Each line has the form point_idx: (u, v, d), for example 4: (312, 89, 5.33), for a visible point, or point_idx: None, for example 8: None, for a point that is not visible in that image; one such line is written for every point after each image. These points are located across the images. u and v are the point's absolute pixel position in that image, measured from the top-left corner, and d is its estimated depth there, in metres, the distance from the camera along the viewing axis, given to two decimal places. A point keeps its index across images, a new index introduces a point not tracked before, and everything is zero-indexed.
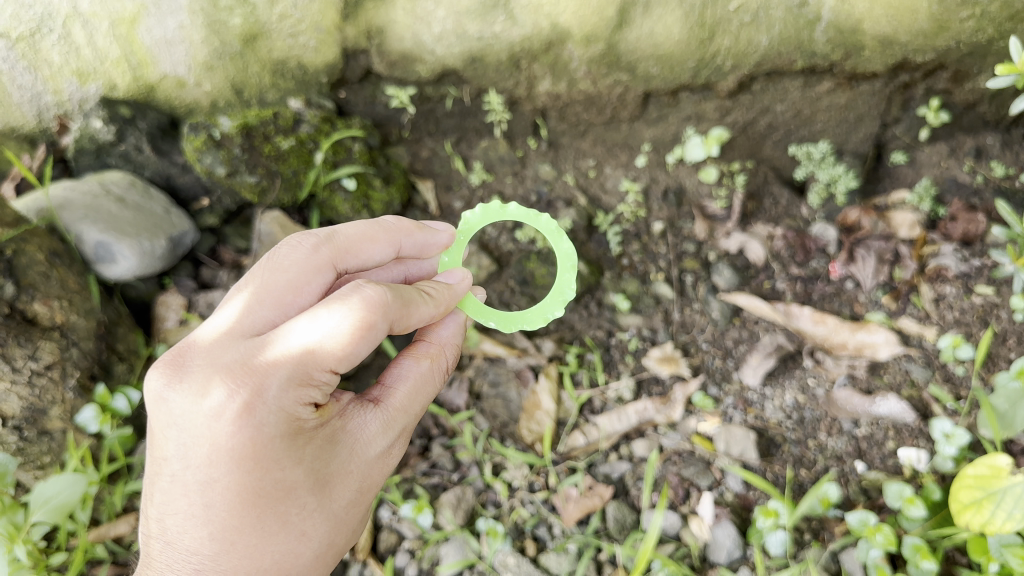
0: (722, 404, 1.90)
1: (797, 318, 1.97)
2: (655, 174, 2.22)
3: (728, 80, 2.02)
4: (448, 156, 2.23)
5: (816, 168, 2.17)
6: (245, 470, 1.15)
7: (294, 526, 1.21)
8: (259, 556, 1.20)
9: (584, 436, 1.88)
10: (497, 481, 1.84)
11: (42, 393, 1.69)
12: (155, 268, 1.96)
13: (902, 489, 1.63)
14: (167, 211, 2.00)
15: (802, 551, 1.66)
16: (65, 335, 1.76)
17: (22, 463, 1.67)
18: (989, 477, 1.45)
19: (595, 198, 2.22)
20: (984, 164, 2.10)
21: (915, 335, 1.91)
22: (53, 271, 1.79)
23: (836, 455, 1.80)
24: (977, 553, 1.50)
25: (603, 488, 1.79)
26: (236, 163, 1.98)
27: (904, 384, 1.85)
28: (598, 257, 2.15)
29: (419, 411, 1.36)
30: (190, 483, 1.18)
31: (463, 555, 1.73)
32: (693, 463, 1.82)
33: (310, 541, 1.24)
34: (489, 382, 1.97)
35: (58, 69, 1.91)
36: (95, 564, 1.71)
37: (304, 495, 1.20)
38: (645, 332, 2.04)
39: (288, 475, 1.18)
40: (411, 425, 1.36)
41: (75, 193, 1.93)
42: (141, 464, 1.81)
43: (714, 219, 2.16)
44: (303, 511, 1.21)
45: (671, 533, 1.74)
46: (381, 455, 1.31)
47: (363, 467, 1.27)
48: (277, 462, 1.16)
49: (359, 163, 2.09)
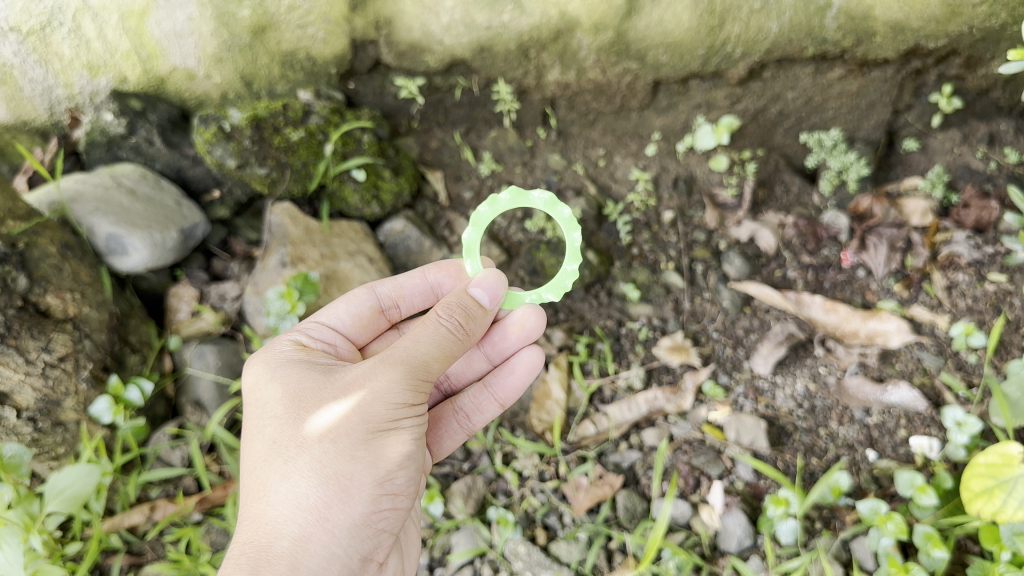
0: (732, 393, 1.91)
1: (808, 307, 1.97)
2: (665, 162, 2.21)
3: (738, 68, 2.01)
4: (457, 146, 2.23)
5: (828, 155, 2.16)
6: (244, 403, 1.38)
7: (264, 434, 1.29)
8: (247, 474, 1.29)
9: (595, 425, 1.88)
10: (508, 470, 1.85)
11: (56, 384, 1.71)
12: (167, 260, 1.96)
13: (914, 478, 1.62)
14: (178, 203, 2.01)
15: (813, 540, 1.66)
16: (78, 327, 1.77)
17: (37, 454, 1.68)
18: (1000, 465, 1.44)
19: (605, 187, 2.22)
20: (997, 151, 2.08)
21: (927, 323, 1.89)
22: (65, 263, 1.81)
23: (847, 444, 1.80)
24: (989, 541, 1.49)
25: (613, 477, 1.80)
26: (246, 155, 1.98)
27: (916, 372, 1.84)
28: (608, 246, 2.15)
29: (404, 340, 1.27)
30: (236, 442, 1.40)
31: (473, 544, 1.74)
32: (703, 452, 1.82)
33: (281, 450, 1.25)
34: None
35: (68, 63, 1.92)
36: (111, 552, 1.74)
37: (272, 405, 1.31)
38: (655, 322, 2.04)
39: (262, 392, 1.34)
40: (398, 352, 1.25)
41: (87, 186, 1.94)
42: (154, 455, 1.82)
43: (725, 208, 2.16)
44: (271, 419, 1.29)
45: (681, 521, 1.74)
46: (358, 376, 1.26)
47: (336, 384, 1.28)
48: (255, 388, 1.37)
49: (369, 154, 2.08)
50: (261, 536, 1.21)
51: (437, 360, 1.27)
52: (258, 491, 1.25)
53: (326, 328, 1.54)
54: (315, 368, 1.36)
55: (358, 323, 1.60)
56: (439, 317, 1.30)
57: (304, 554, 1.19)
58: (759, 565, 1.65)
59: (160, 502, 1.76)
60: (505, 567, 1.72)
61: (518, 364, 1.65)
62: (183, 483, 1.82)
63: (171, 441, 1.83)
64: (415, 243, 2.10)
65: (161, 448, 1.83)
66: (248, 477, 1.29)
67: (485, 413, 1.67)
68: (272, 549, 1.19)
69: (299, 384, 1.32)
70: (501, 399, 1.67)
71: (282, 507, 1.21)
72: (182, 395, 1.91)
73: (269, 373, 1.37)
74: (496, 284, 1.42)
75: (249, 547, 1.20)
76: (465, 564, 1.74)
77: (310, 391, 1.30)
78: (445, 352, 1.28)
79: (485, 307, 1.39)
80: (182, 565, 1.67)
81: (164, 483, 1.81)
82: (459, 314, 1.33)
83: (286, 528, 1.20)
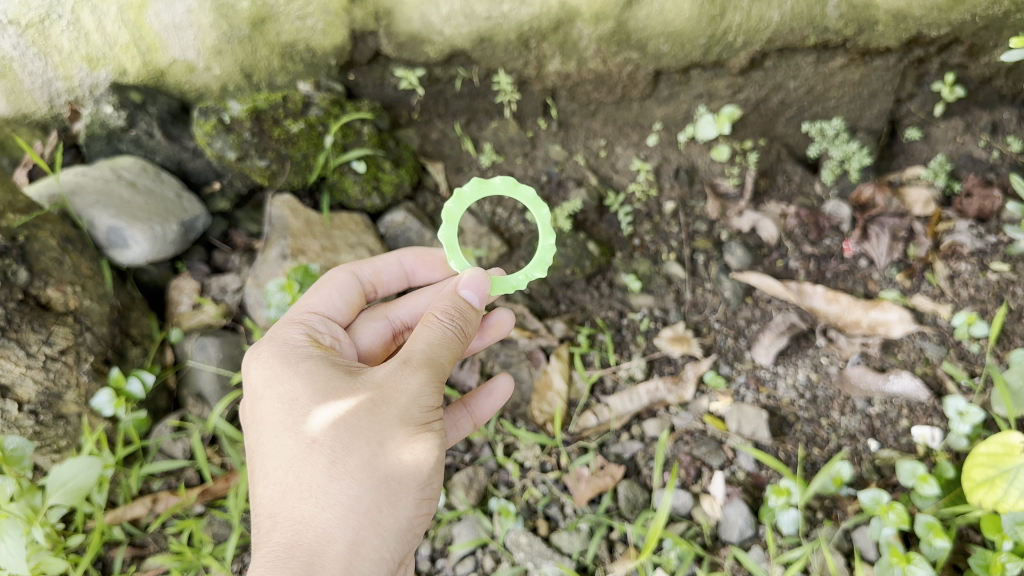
0: (734, 383, 1.91)
1: (810, 297, 1.97)
2: (667, 153, 2.20)
3: (740, 57, 2.00)
4: (458, 138, 2.22)
5: (830, 145, 2.15)
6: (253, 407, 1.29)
7: (302, 431, 1.20)
8: (282, 474, 1.20)
9: (596, 416, 1.89)
10: (509, 461, 1.84)
11: (57, 377, 1.70)
12: (168, 253, 1.96)
13: (915, 468, 1.61)
14: (179, 195, 1.99)
15: (814, 530, 1.67)
16: (78, 320, 1.77)
17: (39, 447, 1.67)
18: (1002, 455, 1.43)
19: (606, 178, 2.22)
20: (1001, 139, 2.07)
21: (929, 312, 1.90)
22: (65, 256, 1.80)
23: (849, 434, 1.80)
24: (991, 531, 1.49)
25: (614, 468, 1.80)
26: (246, 147, 1.97)
27: (918, 362, 1.84)
28: (609, 237, 2.15)
29: (420, 341, 1.24)
30: (250, 442, 1.28)
31: (475, 534, 1.74)
32: (704, 443, 1.82)
33: (318, 456, 1.17)
34: (501, 363, 1.97)
35: (68, 55, 1.92)
36: (113, 545, 1.72)
37: (307, 403, 1.23)
38: (656, 312, 2.04)
39: (288, 388, 1.25)
40: (422, 352, 1.23)
41: (87, 178, 1.94)
42: (156, 447, 1.82)
43: (727, 198, 2.15)
44: (306, 417, 1.21)
45: (682, 512, 1.75)
46: (384, 380, 1.21)
47: (366, 380, 1.23)
48: (275, 379, 1.28)
49: (369, 145, 2.07)
50: (309, 540, 1.14)
51: (449, 360, 1.26)
52: (302, 491, 1.17)
53: (326, 319, 1.47)
54: (335, 365, 1.30)
55: (350, 309, 1.55)
56: (442, 319, 1.28)
57: (356, 558, 1.14)
58: (760, 555, 1.65)
59: (162, 494, 1.75)
60: (506, 558, 1.71)
61: (493, 388, 1.63)
62: (185, 475, 1.81)
63: (172, 434, 1.82)
64: (415, 235, 2.09)
65: (163, 441, 1.82)
66: (282, 477, 1.19)
67: (460, 429, 1.63)
68: (325, 552, 1.13)
69: (327, 383, 1.25)
70: (476, 418, 1.64)
71: (330, 513, 1.14)
72: (184, 387, 1.90)
73: (288, 367, 1.28)
74: (483, 283, 1.39)
75: (297, 552, 1.13)
76: (466, 556, 1.73)
77: (337, 390, 1.23)
78: (453, 352, 1.28)
79: (476, 308, 1.37)
80: (184, 557, 1.66)
81: (166, 475, 1.81)
82: (458, 318, 1.31)
83: (375, 534, 1.16)
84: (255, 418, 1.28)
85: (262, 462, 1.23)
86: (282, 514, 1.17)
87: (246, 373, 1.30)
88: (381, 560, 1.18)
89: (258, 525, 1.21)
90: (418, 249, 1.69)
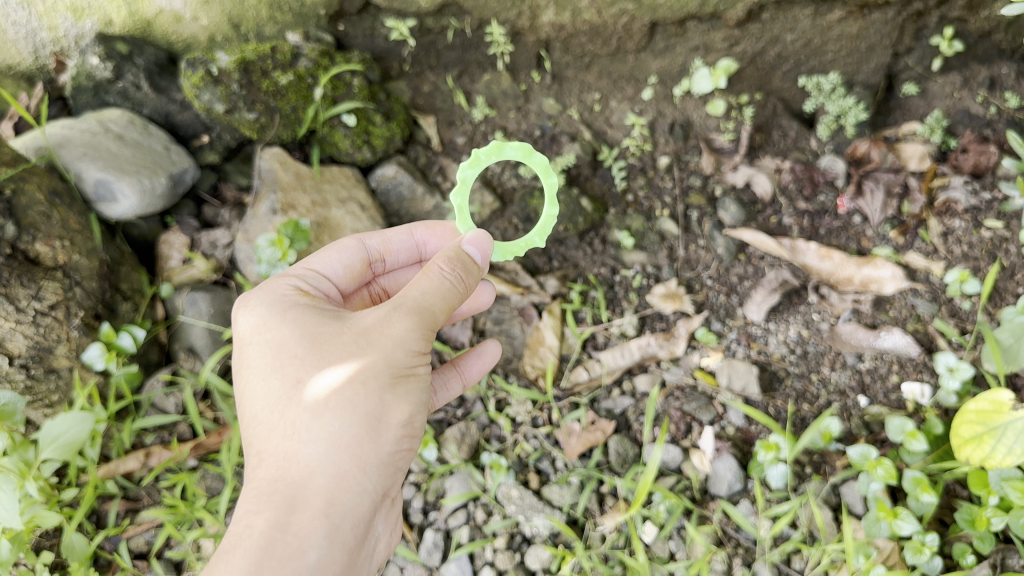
0: (725, 339, 1.92)
1: (803, 254, 1.96)
2: (662, 107, 2.16)
3: (737, 9, 1.95)
4: (450, 90, 2.17)
5: (826, 100, 2.12)
6: (241, 348, 1.30)
7: (287, 372, 1.21)
8: (269, 415, 1.21)
9: (587, 371, 1.89)
10: (501, 416, 1.85)
11: (48, 332, 1.70)
12: (157, 206, 1.92)
13: (904, 424, 1.63)
14: (167, 148, 1.95)
15: (802, 484, 1.69)
16: (68, 275, 1.75)
17: (31, 402, 1.68)
18: (991, 413, 1.43)
19: (600, 132, 2.18)
20: (998, 95, 2.05)
21: (922, 270, 1.92)
22: (53, 211, 1.77)
23: (839, 390, 1.83)
24: (977, 486, 1.52)
25: (605, 423, 1.81)
26: (234, 100, 1.93)
27: (909, 318, 1.87)
28: (602, 192, 2.13)
29: (413, 290, 1.22)
30: (238, 381, 1.30)
31: (467, 488, 1.74)
32: (695, 398, 1.83)
33: (302, 396, 1.18)
34: (493, 320, 1.97)
35: (51, 5, 1.88)
36: (107, 498, 1.73)
37: (293, 346, 1.22)
38: (649, 269, 2.03)
39: (274, 332, 1.26)
40: (413, 299, 1.21)
41: (74, 131, 1.90)
42: (148, 401, 1.82)
43: (722, 153, 2.13)
44: (292, 358, 1.22)
45: (671, 466, 1.76)
46: (370, 325, 1.20)
47: (353, 326, 1.22)
48: (263, 323, 1.28)
49: (359, 98, 2.02)
50: (294, 475, 1.16)
51: (443, 310, 1.23)
52: (286, 429, 1.18)
53: (321, 276, 1.43)
54: (324, 310, 1.28)
55: (350, 275, 1.50)
56: (443, 269, 1.24)
57: (340, 492, 1.16)
58: (748, 509, 1.68)
59: (155, 448, 1.77)
60: (497, 510, 1.71)
61: (483, 349, 1.63)
62: (177, 430, 1.81)
63: (164, 389, 1.82)
64: (407, 189, 2.06)
65: (155, 395, 1.82)
66: (269, 417, 1.21)
67: (449, 390, 1.62)
68: (308, 487, 1.15)
69: (314, 327, 1.24)
70: (466, 380, 1.64)
71: (314, 449, 1.16)
72: (175, 342, 1.90)
73: (276, 313, 1.27)
74: (486, 242, 1.34)
75: (282, 486, 1.16)
76: (459, 508, 1.73)
77: (326, 334, 1.23)
78: (449, 302, 1.25)
79: (479, 264, 1.32)
80: (178, 510, 1.67)
81: (158, 430, 1.81)
82: (459, 268, 1.27)
83: (361, 469, 1.18)
84: (244, 361, 1.29)
85: (251, 402, 1.25)
86: (269, 451, 1.19)
87: (235, 318, 1.30)
88: (366, 495, 1.19)
89: (249, 461, 1.24)
90: (429, 220, 1.63)
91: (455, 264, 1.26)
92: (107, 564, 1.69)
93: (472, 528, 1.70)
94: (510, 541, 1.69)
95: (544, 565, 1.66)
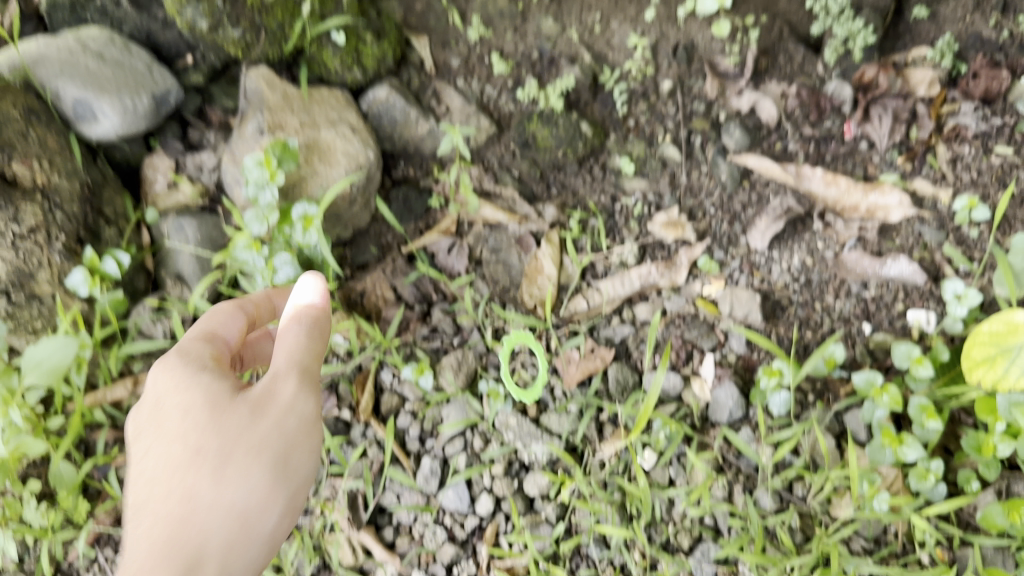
0: (727, 268, 1.87)
1: (808, 180, 1.90)
2: (665, 29, 1.98)
3: None
4: (444, 10, 1.97)
5: (834, 23, 1.96)
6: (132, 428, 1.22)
7: (174, 429, 1.16)
8: (154, 455, 1.16)
9: (586, 301, 1.85)
10: (498, 344, 1.80)
11: (28, 257, 1.64)
12: (140, 127, 1.80)
13: (911, 350, 1.59)
14: (151, 67, 1.79)
15: (805, 412, 1.66)
16: (47, 198, 1.67)
17: (14, 329, 1.64)
18: (1004, 334, 1.41)
19: (601, 56, 2.00)
20: (1011, 18, 1.94)
21: (929, 197, 1.87)
22: (30, 129, 1.67)
23: (842, 318, 1.81)
24: (984, 412, 1.49)
25: (604, 351, 1.77)
26: (219, 16, 1.72)
27: (915, 246, 1.84)
28: (602, 118, 2.01)
29: (282, 351, 1.23)
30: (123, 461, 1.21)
31: (464, 415, 1.70)
32: (695, 326, 1.80)
33: (192, 461, 1.13)
34: (489, 249, 1.90)
35: None
36: (95, 427, 1.69)
37: (189, 399, 1.17)
38: (650, 197, 1.96)
39: (163, 391, 1.20)
40: (290, 353, 1.22)
41: (50, 47, 1.75)
42: (136, 329, 1.76)
43: (726, 78, 1.99)
44: (180, 420, 1.16)
45: (672, 394, 1.73)
46: (266, 391, 1.19)
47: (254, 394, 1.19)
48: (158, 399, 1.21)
49: (348, 14, 1.84)
50: (176, 488, 1.12)
51: (315, 361, 1.25)
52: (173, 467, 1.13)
53: (223, 333, 1.34)
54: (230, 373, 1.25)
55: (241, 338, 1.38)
56: (297, 327, 1.26)
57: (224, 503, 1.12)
58: (749, 436, 1.64)
59: (144, 376, 1.71)
60: (495, 438, 1.68)
61: None
62: (167, 357, 1.77)
63: (152, 315, 1.77)
64: (400, 113, 1.90)
65: (143, 321, 1.77)
66: (149, 455, 1.16)
67: None
68: (190, 506, 1.11)
69: (212, 387, 1.19)
70: None
71: (193, 480, 1.12)
72: (162, 268, 1.83)
73: (179, 370, 1.21)
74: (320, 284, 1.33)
75: (165, 511, 1.11)
76: (456, 436, 1.69)
77: (222, 391, 1.19)
78: (318, 348, 1.26)
79: (322, 310, 1.31)
80: None
81: (146, 357, 1.75)
82: (315, 326, 1.28)
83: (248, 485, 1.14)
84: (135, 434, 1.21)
85: (136, 435, 1.20)
86: (151, 484, 1.14)
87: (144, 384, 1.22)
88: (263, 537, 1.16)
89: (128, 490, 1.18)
90: None
91: (299, 317, 1.27)
92: (98, 492, 1.66)
93: (470, 456, 1.66)
94: (508, 467, 1.66)
95: (542, 492, 1.64)
